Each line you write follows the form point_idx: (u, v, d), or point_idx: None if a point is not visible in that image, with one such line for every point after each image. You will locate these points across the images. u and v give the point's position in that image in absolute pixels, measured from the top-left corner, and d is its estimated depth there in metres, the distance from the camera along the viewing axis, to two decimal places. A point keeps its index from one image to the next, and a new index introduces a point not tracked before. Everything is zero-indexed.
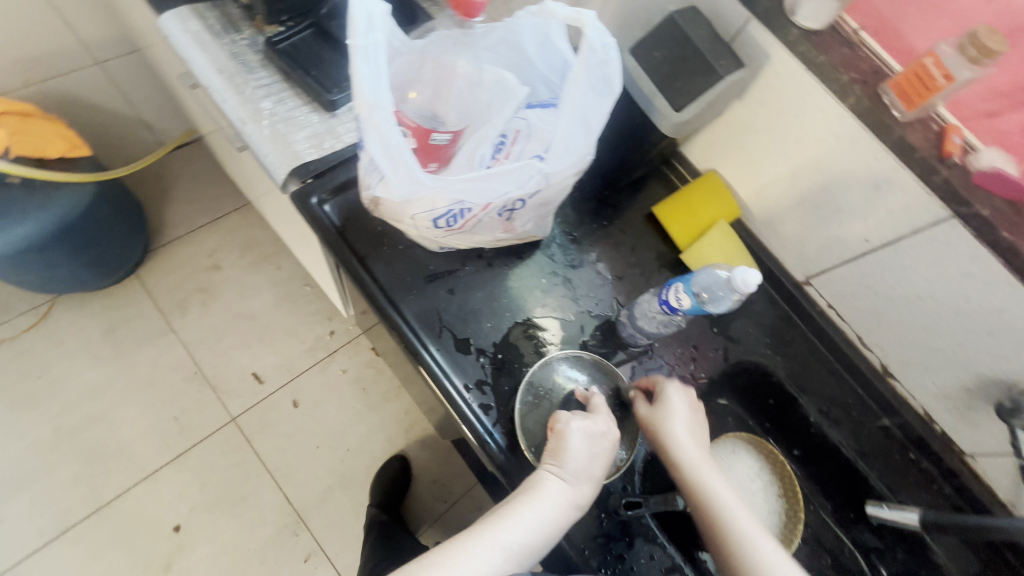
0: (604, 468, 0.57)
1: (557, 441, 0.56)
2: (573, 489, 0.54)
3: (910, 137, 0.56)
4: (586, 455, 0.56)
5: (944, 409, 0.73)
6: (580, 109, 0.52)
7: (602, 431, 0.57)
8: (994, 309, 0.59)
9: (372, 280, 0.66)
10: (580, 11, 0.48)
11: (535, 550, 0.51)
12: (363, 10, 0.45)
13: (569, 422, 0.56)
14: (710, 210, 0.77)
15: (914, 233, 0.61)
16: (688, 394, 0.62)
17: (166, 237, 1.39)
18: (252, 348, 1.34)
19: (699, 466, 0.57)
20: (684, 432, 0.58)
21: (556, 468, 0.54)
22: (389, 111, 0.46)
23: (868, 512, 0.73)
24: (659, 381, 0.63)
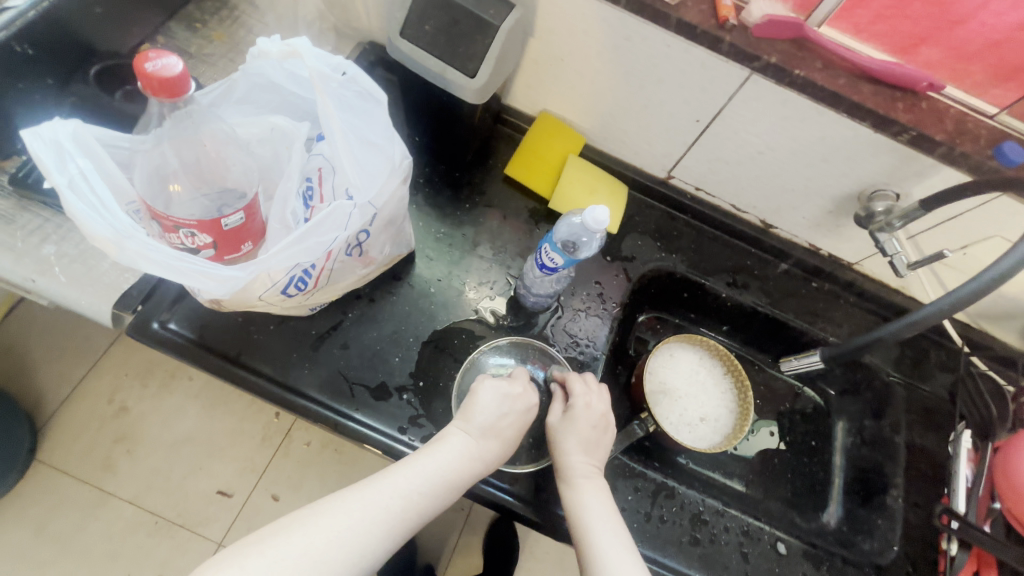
0: (514, 428, 0.58)
1: (469, 399, 0.58)
2: (479, 444, 0.55)
3: (686, 16, 0.57)
4: (496, 410, 0.57)
5: (822, 235, 0.78)
6: (349, 133, 0.50)
7: (518, 392, 0.60)
8: (820, 137, 0.63)
9: (258, 374, 0.61)
10: (291, 42, 0.46)
11: (434, 498, 0.51)
12: (46, 143, 0.39)
13: (483, 382, 0.59)
14: (558, 150, 0.78)
15: (731, 98, 0.63)
16: (596, 409, 0.62)
17: (50, 406, 1.24)
18: (204, 469, 1.24)
19: (580, 483, 0.57)
20: (576, 447, 0.59)
21: (463, 425, 0.55)
22: (141, 236, 0.40)
23: (784, 367, 0.81)
24: (574, 382, 0.64)
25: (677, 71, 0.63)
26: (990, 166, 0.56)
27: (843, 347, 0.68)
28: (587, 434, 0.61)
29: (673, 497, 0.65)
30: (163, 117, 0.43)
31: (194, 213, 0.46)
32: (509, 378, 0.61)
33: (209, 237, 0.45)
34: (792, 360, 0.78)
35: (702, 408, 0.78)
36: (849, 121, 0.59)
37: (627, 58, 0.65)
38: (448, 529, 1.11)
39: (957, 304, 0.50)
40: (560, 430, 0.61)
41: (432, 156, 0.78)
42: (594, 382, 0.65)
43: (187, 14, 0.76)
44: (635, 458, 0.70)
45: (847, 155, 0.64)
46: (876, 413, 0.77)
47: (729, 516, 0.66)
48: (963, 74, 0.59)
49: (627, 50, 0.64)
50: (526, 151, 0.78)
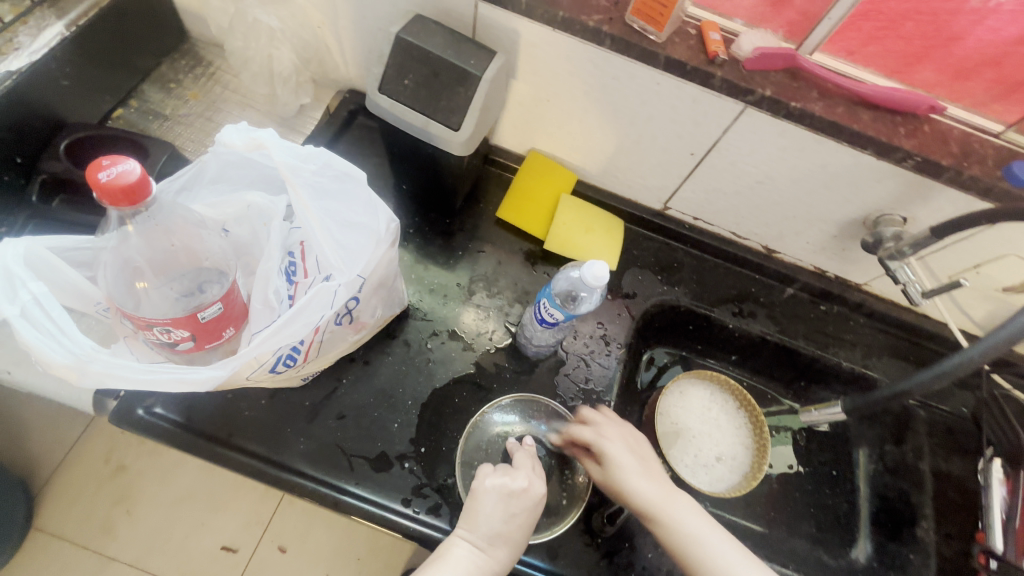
0: (524, 529, 0.53)
1: (470, 504, 0.53)
2: (485, 556, 0.50)
3: (675, 54, 0.55)
4: (502, 515, 0.52)
5: (828, 258, 0.76)
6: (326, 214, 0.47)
7: (524, 487, 0.54)
8: (820, 166, 0.61)
9: (250, 455, 0.58)
10: (259, 133, 0.44)
11: None
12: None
13: (484, 484, 0.54)
14: (551, 187, 0.76)
15: (725, 131, 0.61)
16: (627, 436, 0.59)
17: (45, 469, 1.20)
18: (208, 525, 1.20)
19: (669, 505, 0.54)
20: (641, 476, 0.56)
21: (467, 532, 0.51)
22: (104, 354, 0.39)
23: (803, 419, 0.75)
24: (596, 429, 0.59)
25: (668, 107, 0.61)
26: (1001, 188, 0.54)
27: (871, 398, 0.65)
28: (635, 458, 0.57)
29: None
30: (124, 222, 0.40)
31: (168, 305, 0.43)
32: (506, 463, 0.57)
33: (188, 334, 0.42)
34: (811, 413, 0.73)
35: (717, 446, 0.75)
36: (850, 149, 0.57)
37: (616, 96, 0.62)
38: None
39: (988, 352, 0.49)
40: (613, 480, 0.56)
41: (420, 204, 0.76)
42: (635, 442, 0.59)
43: (161, 74, 0.73)
44: None
45: (850, 182, 0.62)
46: (896, 436, 0.75)
47: None
48: (965, 93, 0.57)
49: (615, 88, 0.61)
50: (517, 192, 0.76)
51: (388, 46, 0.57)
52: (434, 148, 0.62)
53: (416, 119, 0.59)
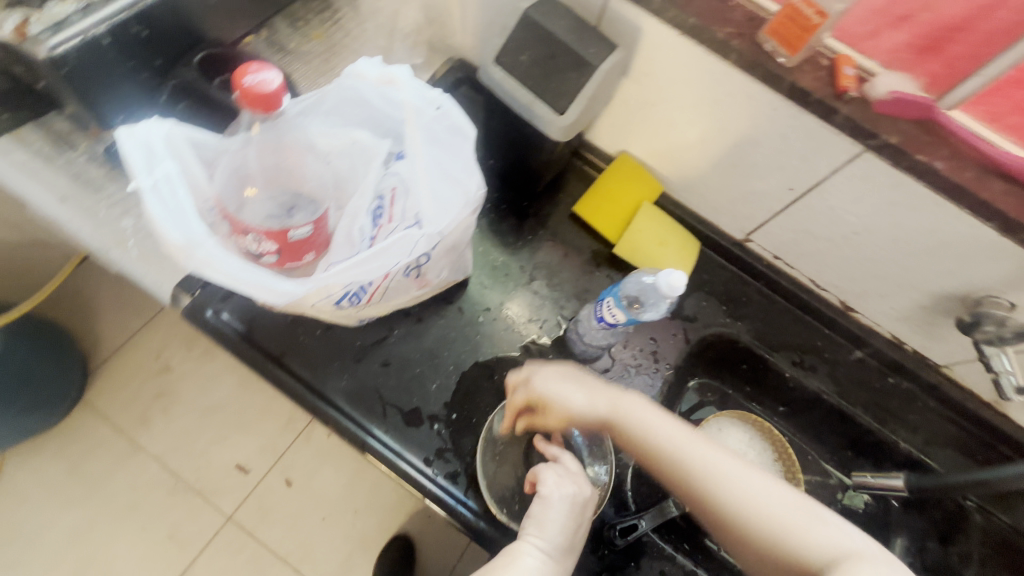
0: (580, 537, 0.51)
1: (539, 509, 0.49)
2: (557, 567, 0.47)
3: (802, 81, 0.53)
4: (570, 525, 0.49)
5: (910, 329, 0.71)
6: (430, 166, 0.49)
7: (586, 496, 0.52)
8: (928, 230, 0.57)
9: (296, 379, 0.61)
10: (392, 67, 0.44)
11: None
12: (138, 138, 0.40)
13: (556, 489, 0.50)
14: (633, 192, 0.74)
15: (834, 172, 0.58)
16: (557, 371, 0.57)
17: (103, 352, 1.30)
18: (228, 440, 1.27)
19: (619, 407, 0.54)
20: (581, 393, 0.55)
21: (540, 540, 0.47)
22: (210, 243, 0.40)
23: (856, 483, 0.72)
24: (522, 368, 0.58)
25: (779, 135, 0.59)
26: None
27: (935, 481, 0.62)
28: (570, 382, 0.56)
29: None
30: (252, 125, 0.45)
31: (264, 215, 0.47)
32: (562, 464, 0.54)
33: (274, 245, 0.44)
34: (866, 477, 0.70)
35: None
36: (969, 219, 0.53)
37: (726, 113, 0.61)
38: None
39: None
40: (556, 414, 0.55)
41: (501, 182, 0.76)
42: (562, 368, 0.57)
43: None
44: (665, 535, 0.65)
45: (958, 253, 0.57)
46: (943, 536, 0.70)
47: None
48: None
49: (728, 105, 0.60)
50: (598, 190, 0.75)
51: (513, 20, 0.58)
52: (533, 129, 0.63)
53: (523, 96, 0.60)
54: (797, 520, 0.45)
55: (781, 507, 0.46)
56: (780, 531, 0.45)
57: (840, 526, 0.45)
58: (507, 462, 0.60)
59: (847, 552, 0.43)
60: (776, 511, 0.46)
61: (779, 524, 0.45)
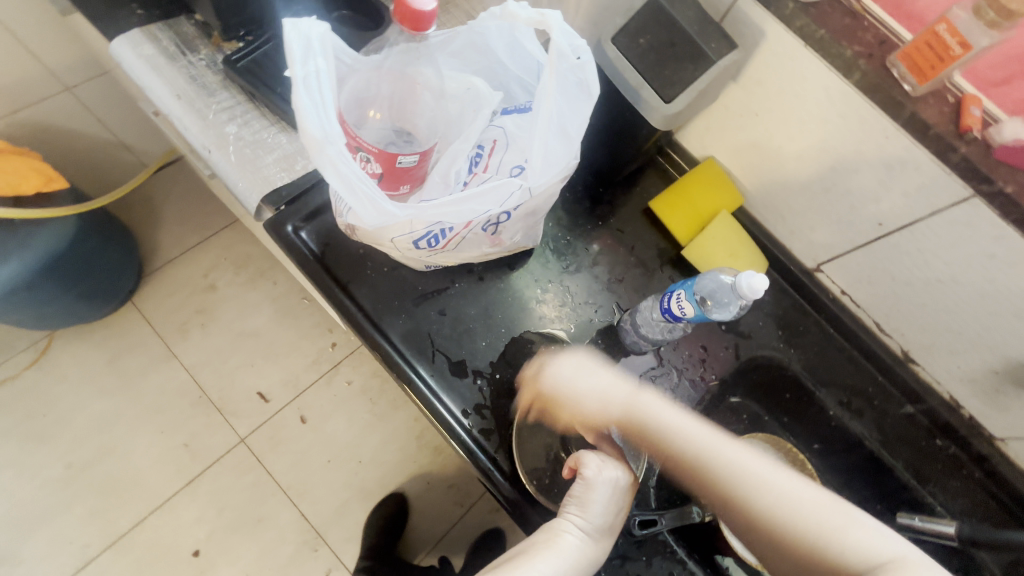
0: (619, 520, 0.53)
1: (582, 489, 0.51)
2: (594, 546, 0.50)
3: (924, 113, 0.51)
4: (611, 508, 0.52)
5: (971, 393, 0.68)
6: (554, 117, 0.48)
7: (628, 479, 0.54)
8: (1021, 291, 0.55)
9: (356, 307, 0.63)
10: (545, 11, 0.44)
11: None
12: (300, 35, 0.42)
13: (603, 473, 0.52)
14: (713, 198, 0.74)
15: (932, 214, 0.57)
16: (568, 364, 0.59)
17: (159, 259, 1.36)
18: (256, 366, 1.31)
19: (631, 403, 0.55)
20: (598, 390, 0.57)
21: (580, 520, 0.50)
22: (341, 144, 0.42)
23: (900, 523, 0.66)
24: (535, 363, 0.60)
25: (882, 166, 0.58)
26: None
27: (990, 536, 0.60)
28: (584, 375, 0.58)
29: None
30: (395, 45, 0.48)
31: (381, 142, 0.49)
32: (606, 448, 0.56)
33: (381, 165, 0.46)
34: (912, 518, 0.65)
35: None
36: None
37: (832, 135, 0.60)
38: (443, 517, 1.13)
39: None
40: (571, 409, 0.58)
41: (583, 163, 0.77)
42: (575, 359, 0.59)
43: None
44: (679, 539, 0.64)
45: None
46: None
47: None
48: None
49: (836, 126, 0.59)
50: (678, 189, 0.74)
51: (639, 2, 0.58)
52: (632, 113, 0.64)
53: (632, 78, 0.60)
54: (825, 517, 0.47)
55: (809, 506, 0.47)
56: (808, 524, 0.46)
57: (858, 517, 0.47)
58: (542, 434, 0.60)
59: (881, 557, 0.44)
60: (803, 509, 0.47)
61: (808, 525, 0.46)
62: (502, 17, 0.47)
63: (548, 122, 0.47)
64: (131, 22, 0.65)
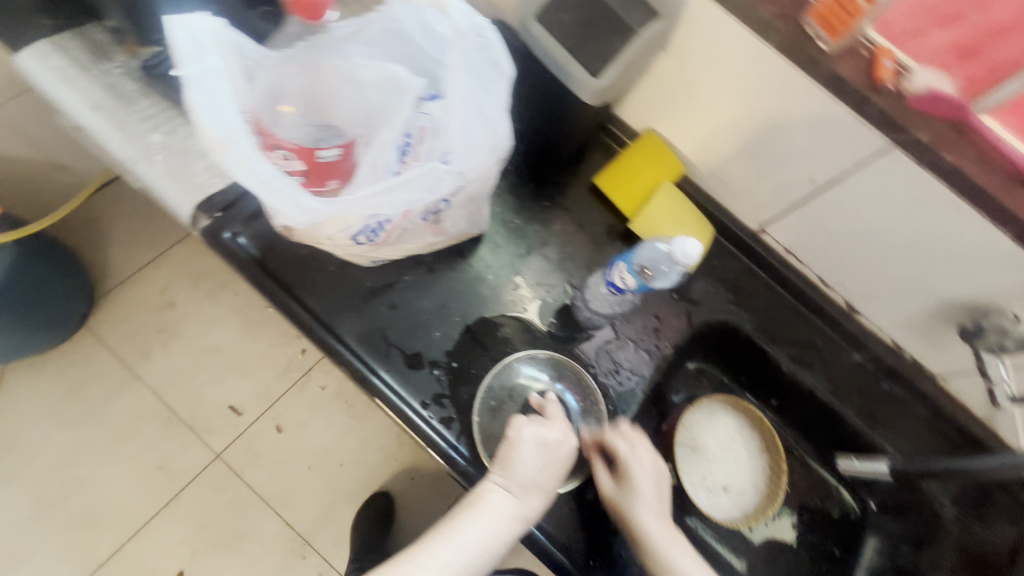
0: (556, 479, 0.55)
1: (506, 449, 0.54)
2: (520, 502, 0.52)
3: (840, 69, 0.52)
4: (538, 464, 0.54)
5: (911, 336, 0.71)
6: (469, 98, 0.49)
7: (560, 439, 0.56)
8: (945, 234, 0.57)
9: (305, 310, 0.62)
10: None
11: (480, 567, 0.48)
12: (186, 31, 0.39)
13: (523, 429, 0.54)
14: (656, 168, 0.74)
15: (859, 166, 0.58)
16: (648, 462, 0.58)
17: (111, 281, 1.30)
18: (225, 381, 1.27)
19: (671, 551, 0.54)
20: (651, 511, 0.56)
21: (502, 479, 0.52)
22: (248, 141, 0.41)
23: (841, 467, 0.75)
24: (625, 440, 0.59)
25: (807, 124, 0.59)
26: None
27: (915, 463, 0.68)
28: (652, 488, 0.57)
29: None
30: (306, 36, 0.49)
31: (299, 138, 0.50)
32: (542, 417, 0.58)
33: (304, 161, 0.46)
34: (851, 461, 0.74)
35: (727, 476, 0.74)
36: (986, 225, 0.53)
37: (759, 98, 0.61)
38: None
39: None
40: (624, 498, 0.56)
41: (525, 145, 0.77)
42: (659, 476, 0.58)
43: None
44: None
45: (971, 260, 0.58)
46: (916, 541, 0.71)
47: None
48: None
49: (762, 89, 0.60)
50: (621, 164, 0.74)
51: None
52: (564, 91, 0.64)
53: (559, 54, 0.59)
54: None
55: None
56: None
57: None
58: (503, 415, 0.62)
59: None
60: None
61: None
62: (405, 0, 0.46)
63: (462, 104, 0.48)
64: (37, 32, 0.62)
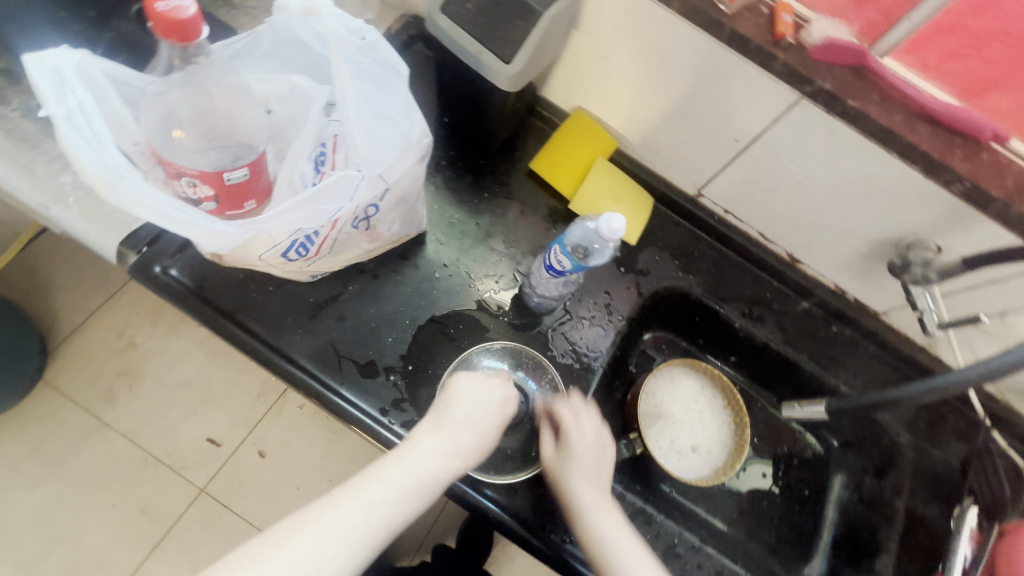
0: (492, 420, 0.55)
1: (440, 398, 0.55)
2: (452, 440, 0.51)
3: (742, 29, 0.53)
4: (471, 404, 0.55)
5: (850, 278, 0.74)
6: (363, 100, 0.48)
7: (495, 384, 0.57)
8: (864, 176, 0.59)
9: (250, 334, 0.61)
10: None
11: (409, 502, 0.47)
12: (44, 68, 0.39)
13: (459, 376, 0.56)
14: (589, 145, 0.75)
15: (775, 121, 0.60)
16: (591, 435, 0.58)
17: (63, 331, 1.24)
18: (199, 415, 1.24)
19: (597, 515, 0.53)
20: (584, 479, 0.55)
21: (434, 422, 0.52)
22: (133, 174, 0.40)
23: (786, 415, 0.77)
24: (569, 406, 0.59)
25: (722, 85, 0.60)
26: None
27: (852, 403, 0.65)
28: (591, 458, 0.57)
29: (650, 523, 0.62)
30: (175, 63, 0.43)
31: (201, 163, 0.45)
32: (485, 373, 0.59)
33: (214, 188, 0.44)
34: (793, 407, 0.75)
35: (695, 436, 0.76)
36: (898, 163, 0.55)
37: (673, 65, 0.62)
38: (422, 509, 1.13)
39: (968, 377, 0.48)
40: (562, 471, 0.55)
41: (457, 140, 0.76)
42: (602, 441, 0.59)
43: None
44: (618, 477, 0.67)
45: (892, 198, 0.60)
46: (878, 471, 0.74)
47: (705, 552, 0.63)
48: None
49: (674, 56, 0.61)
50: (554, 146, 0.75)
51: None
52: (482, 80, 0.63)
53: (469, 45, 0.58)
54: None
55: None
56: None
57: None
58: None
59: None
60: None
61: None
62: (281, 12, 0.46)
63: (357, 107, 0.47)
64: None
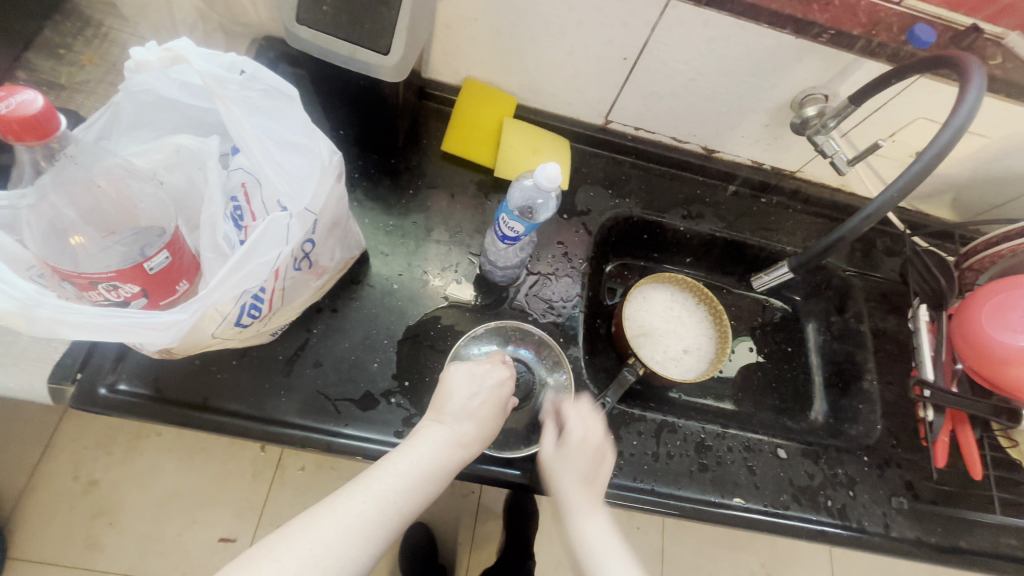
0: (489, 407, 0.56)
1: (436, 393, 0.55)
2: (455, 430, 0.52)
3: None
4: (468, 391, 0.55)
5: (761, 151, 0.79)
6: (264, 135, 0.47)
7: (486, 369, 0.58)
8: (745, 54, 0.63)
9: (232, 415, 0.57)
10: (171, 45, 0.42)
11: (422, 491, 0.47)
12: None
13: (451, 368, 0.57)
14: (492, 112, 0.76)
15: (654, 29, 0.62)
16: (592, 438, 0.57)
17: (7, 499, 1.07)
18: (199, 521, 1.11)
19: (585, 515, 0.50)
20: (578, 482, 0.52)
21: (435, 415, 0.53)
22: (53, 298, 0.38)
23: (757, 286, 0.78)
24: (574, 411, 0.59)
25: (595, 9, 0.61)
26: (906, 51, 0.58)
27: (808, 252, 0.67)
28: (588, 460, 0.55)
29: (675, 431, 0.66)
30: (40, 167, 0.38)
31: (110, 263, 0.43)
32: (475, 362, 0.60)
33: (141, 283, 0.41)
34: (762, 277, 0.76)
35: (683, 340, 0.80)
36: (770, 32, 0.59)
37: (543, 5, 0.62)
38: (460, 510, 1.12)
39: (905, 186, 0.52)
40: (556, 463, 0.54)
41: (361, 148, 0.73)
42: (597, 446, 0.56)
43: (47, 41, 0.65)
44: (632, 404, 0.71)
45: (775, 65, 0.64)
46: (839, 307, 0.82)
47: (730, 435, 0.67)
48: None
49: None
50: (459, 122, 0.75)
51: None
52: (365, 79, 0.60)
53: (341, 48, 0.56)
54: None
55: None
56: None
57: None
58: None
59: None
60: None
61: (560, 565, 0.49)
62: (141, 71, 0.43)
63: (261, 144, 0.46)
64: None
